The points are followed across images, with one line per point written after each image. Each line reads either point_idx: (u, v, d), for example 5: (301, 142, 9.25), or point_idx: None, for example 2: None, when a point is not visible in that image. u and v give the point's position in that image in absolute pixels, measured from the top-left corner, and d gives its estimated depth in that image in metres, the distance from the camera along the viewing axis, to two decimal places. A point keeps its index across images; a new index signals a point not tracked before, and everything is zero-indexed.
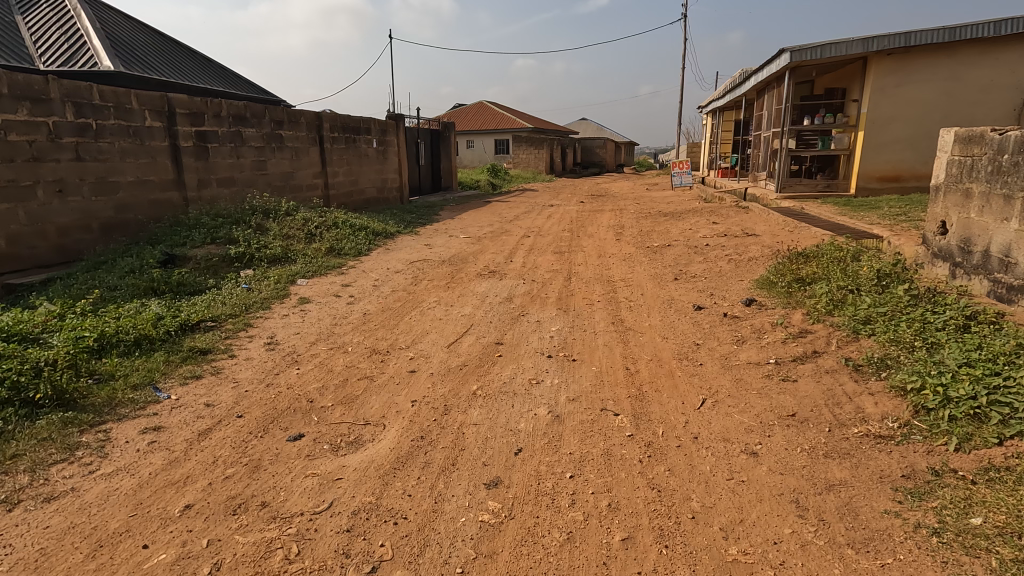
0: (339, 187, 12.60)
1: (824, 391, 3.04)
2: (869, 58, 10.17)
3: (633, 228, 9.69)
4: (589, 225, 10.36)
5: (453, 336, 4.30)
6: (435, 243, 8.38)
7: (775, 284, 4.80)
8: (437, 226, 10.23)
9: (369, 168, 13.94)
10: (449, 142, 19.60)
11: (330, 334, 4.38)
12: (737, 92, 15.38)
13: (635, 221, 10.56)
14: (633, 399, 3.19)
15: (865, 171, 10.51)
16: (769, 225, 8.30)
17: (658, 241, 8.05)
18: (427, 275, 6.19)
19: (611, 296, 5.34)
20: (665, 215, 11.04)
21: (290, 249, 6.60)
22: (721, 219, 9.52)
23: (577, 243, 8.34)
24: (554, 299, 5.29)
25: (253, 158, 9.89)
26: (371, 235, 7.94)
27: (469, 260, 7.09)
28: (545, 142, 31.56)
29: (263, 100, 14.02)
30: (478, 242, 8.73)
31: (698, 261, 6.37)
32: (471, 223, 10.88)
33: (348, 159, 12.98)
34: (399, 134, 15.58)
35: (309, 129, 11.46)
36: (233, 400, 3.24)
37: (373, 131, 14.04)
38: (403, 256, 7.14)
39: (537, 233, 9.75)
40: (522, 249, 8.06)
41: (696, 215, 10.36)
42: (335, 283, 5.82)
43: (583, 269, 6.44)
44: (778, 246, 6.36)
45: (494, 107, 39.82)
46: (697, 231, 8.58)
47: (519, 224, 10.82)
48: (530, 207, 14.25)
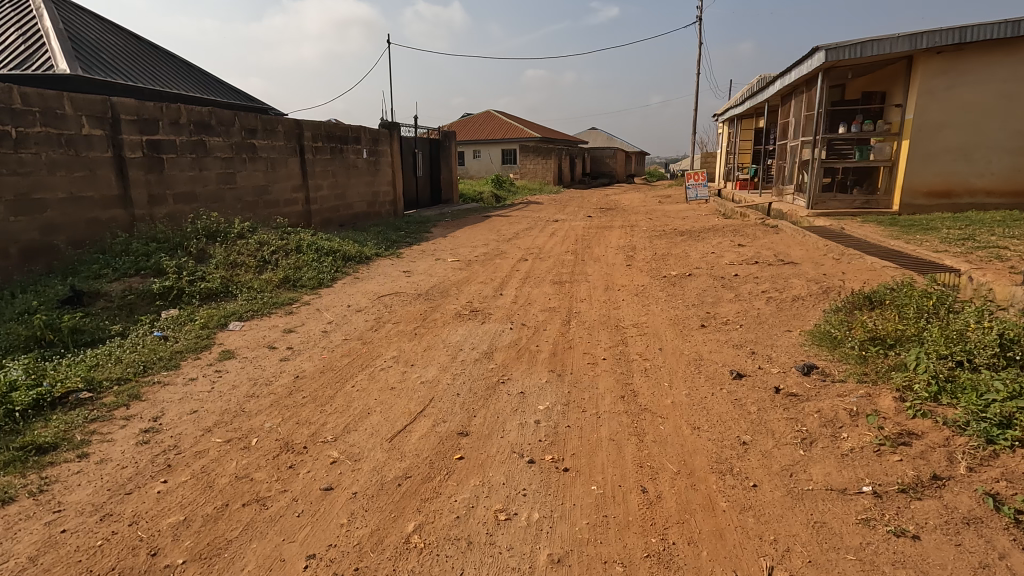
0: (322, 201, 11.56)
1: (974, 567, 1.84)
2: (915, 57, 8.96)
3: (646, 250, 8.52)
4: (597, 246, 9.19)
5: (400, 419, 3.14)
6: (416, 269, 7.26)
7: (841, 342, 3.59)
8: (424, 247, 9.12)
9: (358, 181, 12.90)
10: (449, 152, 18.55)
11: (236, 413, 3.23)
12: (759, 98, 14.15)
13: (648, 241, 9.39)
14: (656, 562, 2.02)
15: (911, 185, 9.26)
16: (806, 249, 7.09)
17: (676, 268, 6.87)
18: (395, 316, 5.07)
19: (618, 349, 4.17)
20: (682, 234, 9.86)
21: (232, 281, 5.50)
22: (747, 241, 8.33)
23: (581, 269, 7.19)
24: (545, 353, 4.14)
25: (219, 170, 8.88)
26: (339, 261, 6.83)
27: (449, 293, 5.96)
28: (553, 152, 30.47)
29: (245, 106, 13.05)
30: (467, 268, 7.59)
31: (729, 299, 5.18)
32: (463, 243, 9.78)
33: (333, 171, 11.93)
34: (394, 144, 14.56)
35: (288, 137, 10.46)
36: (31, 552, 2.10)
37: (362, 141, 13.01)
38: (372, 288, 6.02)
39: (536, 255, 8.60)
40: (515, 277, 6.91)
41: (718, 235, 9.17)
42: (277, 328, 4.70)
43: (586, 308, 5.27)
44: (827, 282, 5.14)
45: (501, 116, 38.88)
46: (721, 256, 7.38)
47: (517, 244, 9.69)
48: (532, 223, 13.13)
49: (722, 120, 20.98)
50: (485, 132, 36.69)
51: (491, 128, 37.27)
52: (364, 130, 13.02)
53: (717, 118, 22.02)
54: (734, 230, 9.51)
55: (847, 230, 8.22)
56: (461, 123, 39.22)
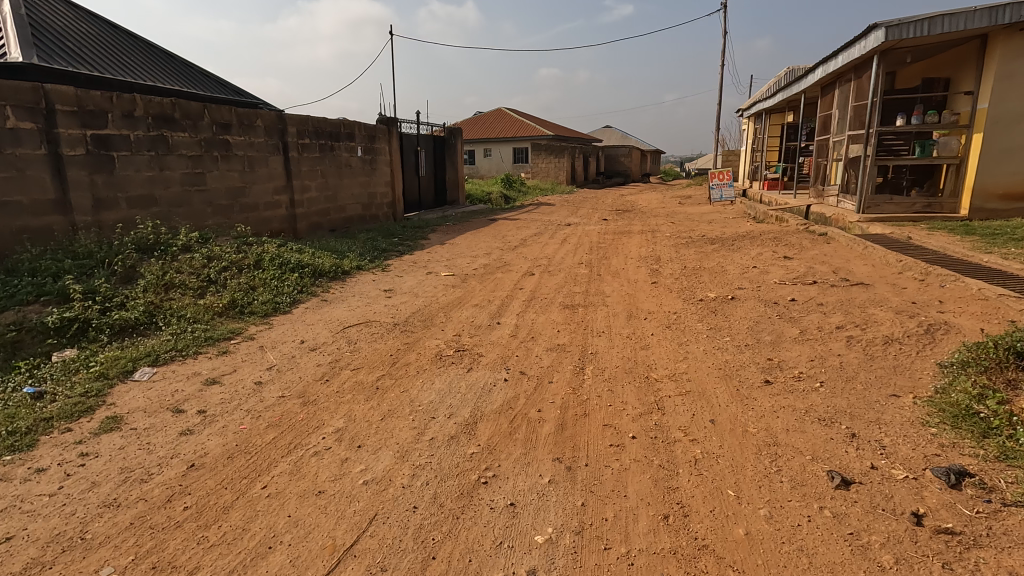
0: (309, 203, 10.49)
1: None
2: (993, 35, 7.60)
3: (673, 262, 7.31)
4: (615, 256, 7.99)
5: (314, 565, 1.98)
6: (400, 287, 6.14)
7: (1000, 435, 2.38)
8: (416, 257, 7.99)
9: (351, 181, 11.83)
10: (454, 150, 17.45)
11: (67, 543, 2.10)
12: (794, 89, 12.79)
13: (674, 250, 8.16)
14: None
15: (984, 186, 7.91)
16: (872, 265, 5.85)
17: (713, 287, 5.67)
18: (357, 358, 3.94)
19: (652, 419, 2.99)
20: (711, 242, 8.63)
21: (160, 309, 4.40)
22: (792, 252, 7.09)
23: (597, 287, 6.02)
24: (549, 426, 2.97)
25: (184, 170, 7.83)
26: (308, 278, 5.73)
27: (433, 322, 4.82)
28: (566, 150, 29.28)
29: (230, 100, 12.03)
30: (461, 285, 6.44)
31: (792, 336, 3.97)
32: (462, 252, 8.65)
33: (323, 171, 10.86)
34: (393, 142, 13.48)
35: (270, 133, 9.40)
36: None
37: (356, 138, 11.93)
38: (341, 315, 4.91)
39: (543, 267, 7.44)
40: (517, 298, 5.75)
41: (755, 244, 7.93)
42: (198, 376, 3.58)
43: (604, 348, 4.09)
44: (924, 318, 3.91)
45: (513, 114, 37.72)
46: (766, 272, 6.15)
47: (523, 254, 8.52)
48: (542, 227, 11.96)
49: (746, 116, 19.62)
50: (496, 131, 35.57)
51: (503, 126, 36.14)
52: (358, 126, 11.93)
53: (741, 113, 20.61)
54: (774, 237, 8.25)
55: (914, 238, 6.92)
56: (471, 122, 38.13)
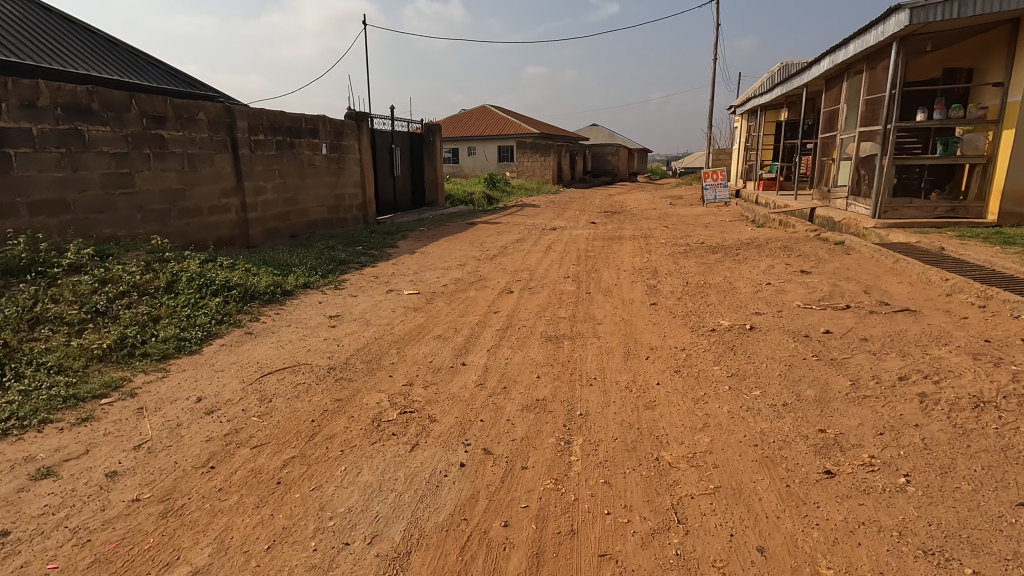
0: (265, 206, 9.40)
1: None
2: None
3: (672, 276, 6.39)
4: (605, 269, 7.04)
5: None
6: (350, 311, 5.11)
7: None
8: (377, 271, 6.98)
9: (314, 182, 10.76)
10: (433, 147, 16.41)
11: None
12: (795, 83, 11.94)
13: (672, 260, 7.27)
14: None
15: (1016, 188, 7.08)
16: (910, 283, 4.96)
17: (724, 313, 4.73)
18: (264, 427, 2.91)
19: (671, 544, 2.02)
20: (714, 251, 7.74)
21: (13, 353, 3.33)
22: (808, 264, 6.21)
23: (584, 312, 5.05)
24: (518, 558, 1.98)
25: (106, 169, 6.74)
26: (233, 304, 4.69)
27: (380, 365, 3.80)
28: (552, 149, 28.37)
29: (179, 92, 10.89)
30: (423, 307, 5.43)
31: (842, 391, 3.03)
32: (432, 263, 7.64)
33: (281, 171, 9.77)
34: (363, 139, 12.41)
35: (216, 128, 8.31)
36: None
37: (320, 134, 10.86)
38: (265, 355, 3.89)
39: (523, 282, 6.46)
40: (488, 326, 4.76)
41: (763, 254, 7.05)
42: (28, 464, 2.54)
43: (597, 405, 3.13)
44: (1012, 368, 3.00)
45: (498, 112, 36.72)
46: (783, 292, 5.25)
47: (502, 265, 7.53)
48: (526, 232, 10.99)
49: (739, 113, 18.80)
50: (481, 128, 34.53)
51: (487, 123, 35.12)
52: (323, 121, 10.86)
53: (733, 110, 19.81)
54: (783, 245, 7.37)
55: (946, 249, 6.07)
56: (455, 119, 37.02)
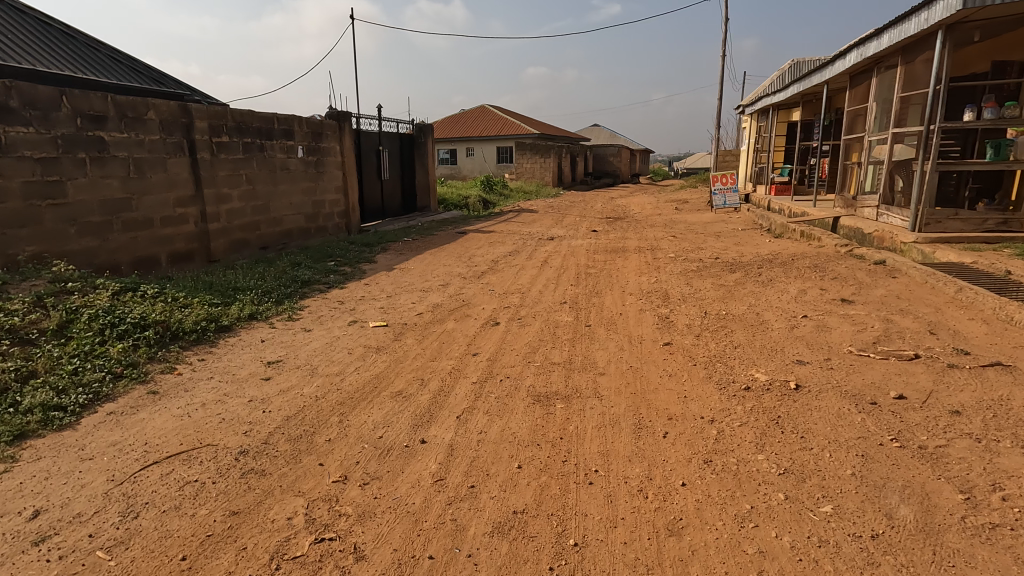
0: (230, 216, 8.49)
1: None
2: None
3: (687, 303, 5.45)
4: (609, 292, 6.10)
5: None
6: (295, 354, 4.18)
7: None
8: (344, 295, 6.06)
9: (288, 188, 9.83)
10: (424, 150, 15.50)
11: None
12: (814, 81, 11.00)
13: (685, 282, 6.32)
14: None
15: None
16: (984, 321, 4.03)
17: (757, 360, 3.79)
18: (104, 574, 1.96)
19: None
20: (732, 269, 6.81)
21: None
22: (847, 289, 5.28)
23: (584, 356, 4.11)
24: None
25: (28, 177, 5.82)
26: (144, 349, 3.77)
27: (311, 445, 2.87)
28: (552, 150, 27.44)
29: (143, 90, 10.01)
30: (388, 346, 4.49)
31: (956, 515, 2.09)
32: (410, 283, 6.72)
33: (249, 177, 8.86)
34: (345, 140, 11.49)
35: (169, 129, 7.39)
36: None
37: (295, 136, 9.94)
38: (164, 429, 2.97)
39: (512, 310, 5.53)
40: (463, 377, 3.82)
41: (791, 274, 6.11)
42: None
43: (598, 528, 2.19)
44: None
45: (498, 112, 35.83)
46: (825, 330, 4.32)
47: (490, 286, 6.61)
48: (521, 243, 10.06)
49: (748, 113, 17.86)
50: (479, 129, 33.60)
51: (485, 124, 34.19)
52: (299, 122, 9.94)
53: (742, 110, 18.87)
54: (812, 263, 6.44)
55: (1011, 271, 5.13)
56: (453, 119, 36.10)
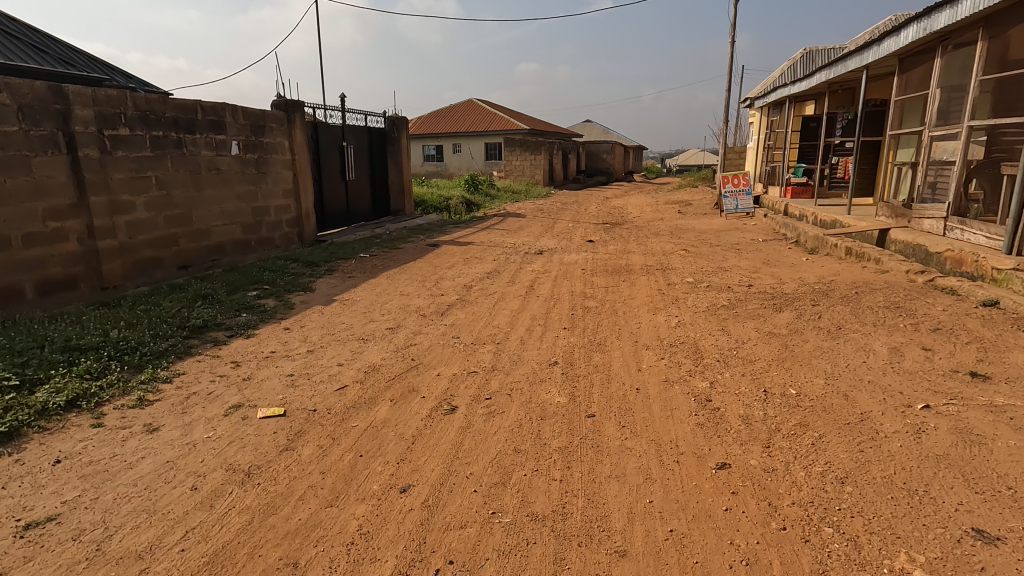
0: (133, 229, 6.72)
1: None
2: None
3: (731, 370, 3.78)
4: (619, 345, 4.42)
5: None
6: (92, 497, 2.45)
7: None
8: (245, 351, 4.33)
9: (218, 193, 8.06)
10: (397, 147, 13.80)
11: None
12: (848, 66, 9.36)
13: (720, 329, 4.64)
14: None
15: None
16: None
17: (899, 530, 2.11)
18: None
19: None
20: (776, 305, 5.15)
21: None
22: (966, 352, 3.63)
23: (587, 502, 2.41)
24: None
25: None
26: None
27: None
28: (543, 146, 25.73)
29: (44, 73, 8.60)
30: (268, 464, 2.77)
31: None
32: (347, 328, 5.00)
33: (160, 179, 7.08)
34: (296, 135, 9.70)
35: (34, 118, 5.60)
36: None
37: (227, 129, 8.15)
38: None
39: (479, 379, 3.84)
40: (369, 562, 2.10)
41: (867, 319, 4.45)
42: None
43: None
44: None
45: (486, 106, 34.06)
46: (978, 444, 2.65)
47: (455, 332, 4.90)
48: (504, 258, 8.35)
49: (758, 107, 16.24)
50: (466, 124, 31.82)
51: (473, 119, 32.39)
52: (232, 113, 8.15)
53: (750, 104, 17.26)
54: (887, 300, 4.79)
55: None
56: (439, 114, 34.31)
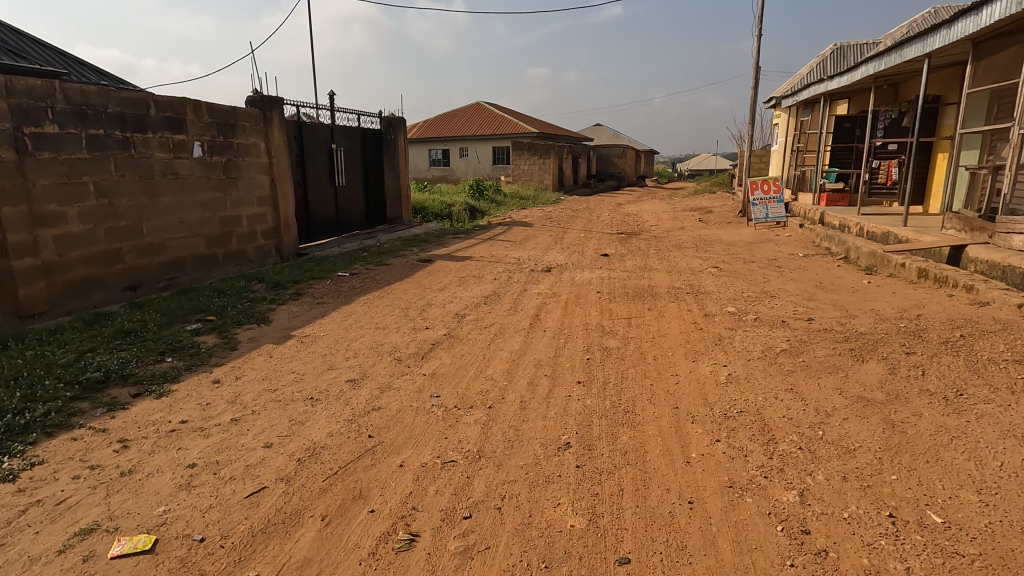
0: (63, 245, 5.65)
1: None
2: None
3: (824, 468, 2.58)
4: (654, 414, 3.25)
5: None
6: None
7: None
8: (146, 420, 3.20)
9: (177, 201, 6.99)
10: (394, 149, 12.73)
11: None
12: (905, 55, 8.12)
13: (788, 391, 3.45)
14: None
15: None
16: None
17: None
18: None
19: None
20: (855, 352, 3.95)
21: None
22: None
23: None
24: None
25: None
26: None
27: None
28: (552, 150, 24.60)
29: None
30: None
31: None
32: (297, 379, 3.87)
33: (100, 185, 6.03)
34: (275, 136, 8.63)
35: None
36: None
37: (187, 128, 7.09)
38: None
39: (458, 476, 2.68)
40: None
41: (996, 382, 3.24)
42: None
43: None
44: None
45: (494, 109, 33.02)
46: None
47: (435, 388, 3.74)
48: (507, 278, 7.21)
49: (786, 107, 15.00)
50: (473, 127, 30.78)
51: (480, 123, 31.35)
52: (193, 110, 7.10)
53: (776, 104, 16.01)
54: (1013, 351, 3.58)
55: None
56: (446, 117, 33.33)
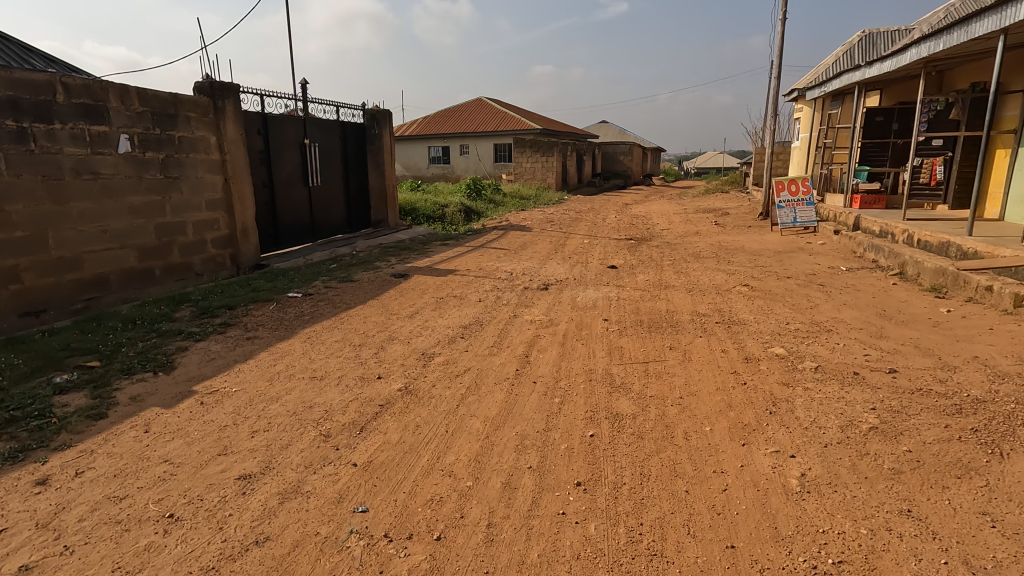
0: None
1: None
2: None
3: None
4: (698, 567, 2.01)
5: None
6: None
7: None
8: None
9: (97, 206, 5.79)
10: (379, 146, 11.52)
11: None
12: (972, 31, 6.81)
13: (907, 517, 2.21)
14: None
15: None
16: None
17: None
18: None
19: None
20: (987, 439, 2.68)
21: None
22: None
23: None
24: None
25: None
26: None
27: None
28: (556, 147, 23.32)
29: None
30: None
31: None
32: (165, 478, 2.64)
33: None
34: (228, 129, 7.42)
35: None
36: None
37: (110, 118, 5.89)
38: None
39: None
40: None
41: None
42: None
43: None
44: None
45: (496, 105, 31.74)
46: None
47: (365, 495, 2.52)
48: (496, 298, 5.96)
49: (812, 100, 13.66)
50: (475, 123, 29.53)
51: (482, 119, 30.10)
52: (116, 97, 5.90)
53: (800, 97, 14.65)
54: None
55: None
56: (446, 113, 32.08)
